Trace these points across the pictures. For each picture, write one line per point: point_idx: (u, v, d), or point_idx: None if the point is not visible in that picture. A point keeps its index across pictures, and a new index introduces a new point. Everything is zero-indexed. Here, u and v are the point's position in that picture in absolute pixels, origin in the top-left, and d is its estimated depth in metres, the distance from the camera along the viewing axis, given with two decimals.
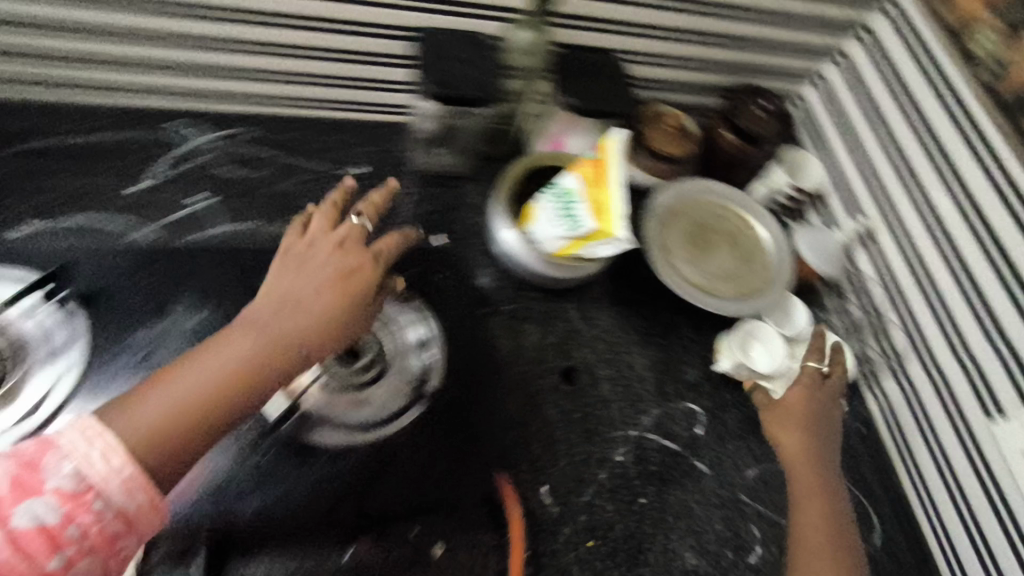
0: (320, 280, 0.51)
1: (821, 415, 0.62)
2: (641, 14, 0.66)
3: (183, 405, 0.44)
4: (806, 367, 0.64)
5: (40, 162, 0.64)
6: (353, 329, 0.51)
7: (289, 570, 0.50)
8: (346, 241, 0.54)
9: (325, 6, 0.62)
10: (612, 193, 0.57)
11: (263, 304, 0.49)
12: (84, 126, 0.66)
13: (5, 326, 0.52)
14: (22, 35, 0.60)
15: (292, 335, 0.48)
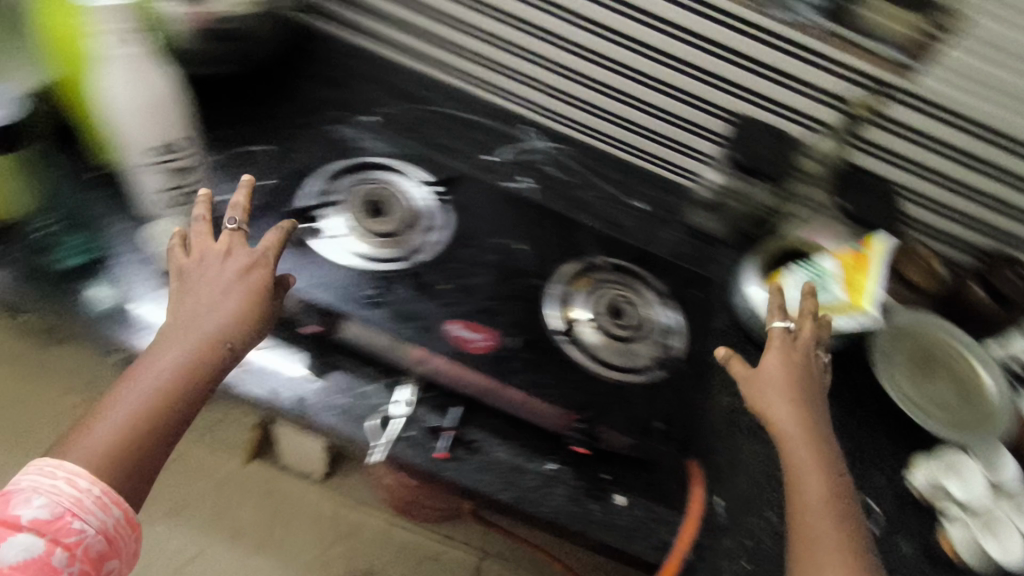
0: (222, 287, 0.53)
1: (793, 374, 0.59)
2: (932, 160, 0.77)
3: (126, 423, 0.45)
4: (775, 331, 0.62)
5: (437, 120, 0.88)
6: (265, 319, 0.54)
7: (511, 450, 0.62)
8: (239, 245, 0.56)
9: (673, 75, 0.78)
10: (872, 280, 0.70)
11: (173, 319, 0.51)
12: (469, 109, 0.90)
13: (409, 198, 0.71)
14: (466, 37, 0.84)
15: (212, 336, 0.50)
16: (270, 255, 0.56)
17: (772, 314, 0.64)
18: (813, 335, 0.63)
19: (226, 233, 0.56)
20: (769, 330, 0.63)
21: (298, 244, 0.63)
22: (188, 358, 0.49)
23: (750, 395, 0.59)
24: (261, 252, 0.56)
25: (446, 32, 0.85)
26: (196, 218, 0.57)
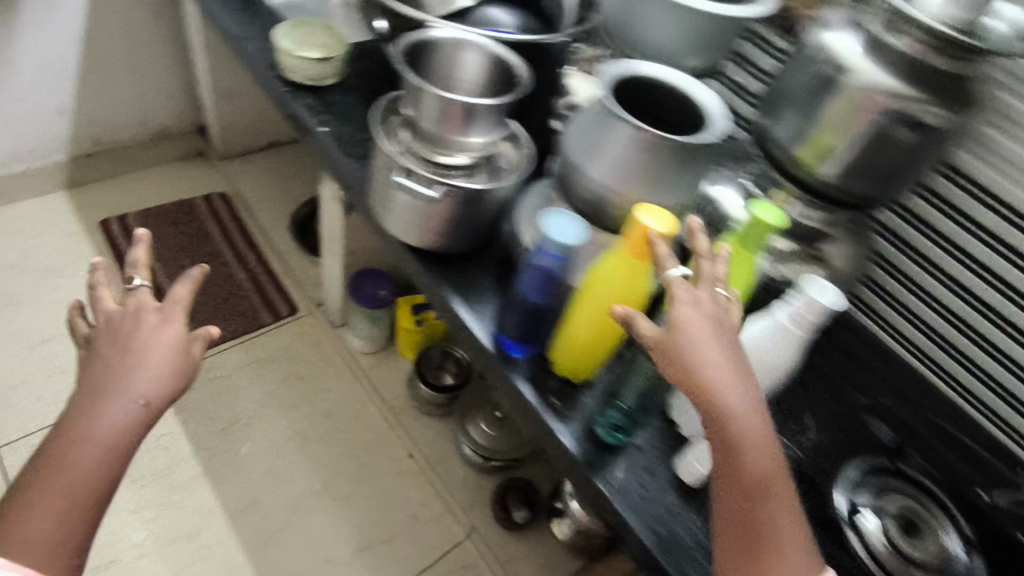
0: (132, 347, 0.69)
1: (709, 328, 0.60)
2: None
3: (43, 500, 0.61)
4: (675, 280, 0.61)
5: (927, 434, 0.82)
6: (185, 361, 0.72)
7: None
8: (148, 305, 0.73)
9: None
10: None
11: (81, 394, 0.67)
12: (969, 431, 0.83)
13: (939, 536, 0.71)
14: (1004, 372, 0.81)
15: (120, 400, 0.66)
16: (182, 303, 0.74)
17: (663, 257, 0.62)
18: (712, 276, 0.63)
19: (144, 292, 0.74)
20: (665, 279, 0.61)
21: (827, 527, 0.69)
22: (95, 428, 0.65)
23: (672, 358, 0.60)
24: (170, 303, 0.73)
25: (990, 365, 0.82)
26: (102, 284, 0.74)
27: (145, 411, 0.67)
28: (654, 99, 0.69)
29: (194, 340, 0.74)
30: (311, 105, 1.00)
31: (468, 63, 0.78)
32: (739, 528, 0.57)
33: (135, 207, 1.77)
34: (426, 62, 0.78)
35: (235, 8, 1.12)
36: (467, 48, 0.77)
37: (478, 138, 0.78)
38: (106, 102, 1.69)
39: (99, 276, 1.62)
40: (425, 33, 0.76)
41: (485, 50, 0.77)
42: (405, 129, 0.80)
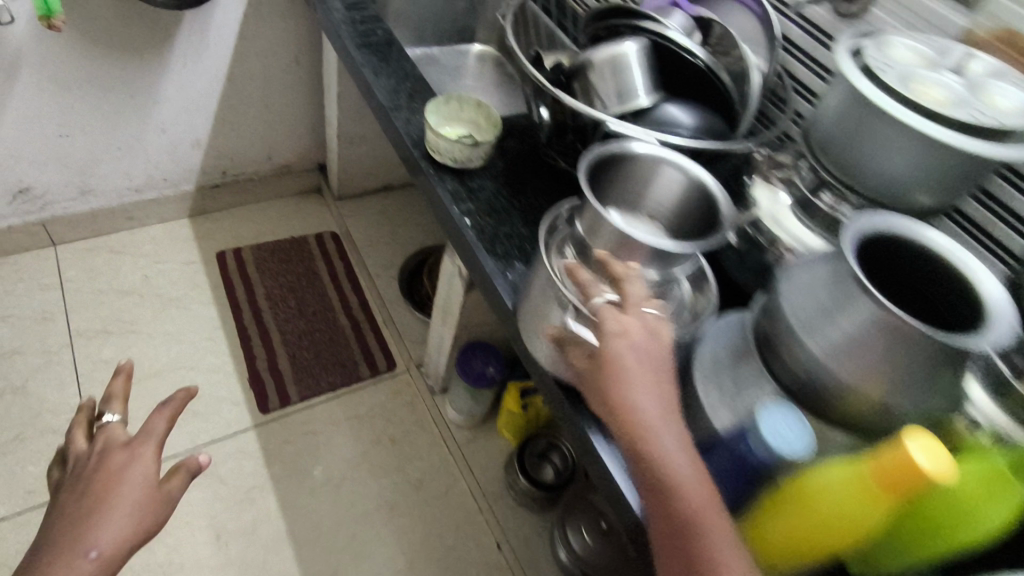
0: (95, 490, 0.68)
1: (641, 361, 0.59)
2: None
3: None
4: (601, 308, 0.62)
5: None
6: (156, 496, 0.71)
7: None
8: (117, 446, 0.73)
9: None
10: None
11: (37, 550, 0.65)
12: None
13: None
14: None
15: (76, 547, 0.63)
16: (153, 440, 0.75)
17: (591, 289, 0.64)
18: (640, 301, 0.63)
19: (114, 432, 0.75)
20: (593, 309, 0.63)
21: None
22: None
23: (603, 394, 0.59)
24: (139, 439, 0.74)
25: None
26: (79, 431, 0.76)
27: (106, 556, 0.64)
28: (899, 267, 0.56)
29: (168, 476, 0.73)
30: (455, 189, 0.92)
31: (660, 181, 0.68)
32: (670, 564, 0.53)
33: (251, 242, 1.78)
34: (612, 174, 0.68)
35: (383, 74, 1.07)
36: (664, 165, 0.67)
37: (659, 275, 0.65)
38: (237, 137, 1.70)
39: (210, 311, 1.62)
40: (620, 145, 0.66)
41: (685, 171, 0.66)
42: (572, 245, 0.71)
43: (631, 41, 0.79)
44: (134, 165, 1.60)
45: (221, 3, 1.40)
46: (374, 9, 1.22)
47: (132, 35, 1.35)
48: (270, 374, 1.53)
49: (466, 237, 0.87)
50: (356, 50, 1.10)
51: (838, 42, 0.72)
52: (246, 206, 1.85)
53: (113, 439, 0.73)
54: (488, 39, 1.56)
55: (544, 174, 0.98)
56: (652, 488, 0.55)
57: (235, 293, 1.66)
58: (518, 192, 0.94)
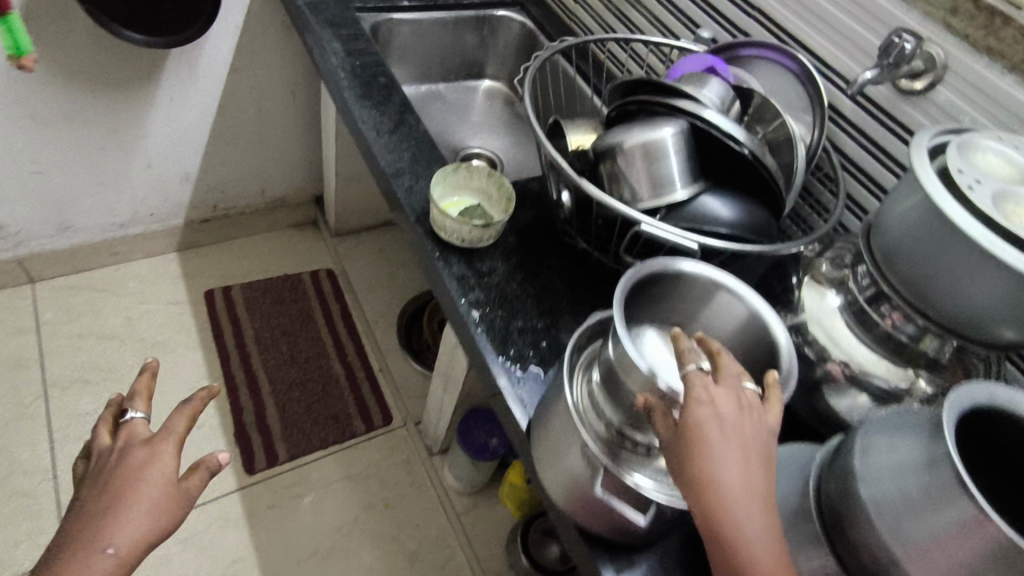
0: (111, 489, 0.58)
1: (731, 438, 0.48)
2: None
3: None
4: (691, 371, 0.51)
5: None
6: (173, 500, 0.60)
7: None
8: (137, 440, 0.63)
9: None
10: None
11: (50, 549, 0.56)
12: None
13: None
14: None
15: (85, 550, 0.55)
16: (175, 433, 0.64)
17: (682, 349, 0.53)
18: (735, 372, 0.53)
19: (135, 426, 0.65)
20: (684, 373, 0.52)
21: None
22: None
23: (680, 466, 0.49)
24: (160, 434, 0.63)
25: None
26: (100, 424, 0.66)
27: (120, 561, 0.55)
28: (987, 434, 0.49)
29: (190, 473, 0.62)
30: (463, 273, 0.82)
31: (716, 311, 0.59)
32: None
33: (242, 279, 1.69)
34: (655, 290, 0.60)
35: (386, 132, 0.97)
36: (719, 289, 0.58)
37: None
38: (229, 171, 1.60)
39: (196, 358, 1.52)
40: (665, 262, 0.58)
41: (746, 302, 0.57)
42: (600, 366, 0.63)
43: (669, 126, 0.69)
44: (118, 199, 1.50)
45: (211, 34, 1.29)
46: (377, 52, 1.12)
47: (114, 68, 1.24)
48: (258, 429, 1.43)
49: (473, 332, 0.77)
50: (357, 103, 1.01)
51: (913, 141, 0.62)
52: (238, 239, 1.75)
53: (133, 434, 0.63)
54: (497, 75, 1.46)
55: (560, 252, 0.88)
56: None
57: (224, 337, 1.56)
58: (532, 275, 0.85)
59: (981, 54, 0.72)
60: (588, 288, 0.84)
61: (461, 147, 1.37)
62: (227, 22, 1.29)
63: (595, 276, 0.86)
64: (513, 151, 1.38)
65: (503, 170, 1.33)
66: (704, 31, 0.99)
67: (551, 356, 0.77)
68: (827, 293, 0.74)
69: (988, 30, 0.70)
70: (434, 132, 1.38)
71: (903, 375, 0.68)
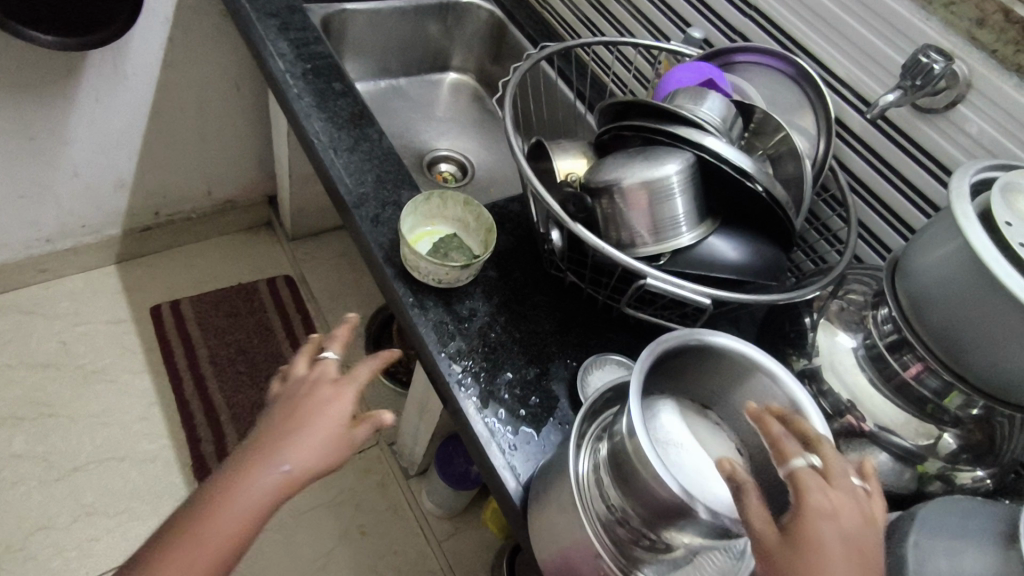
0: (298, 412, 0.62)
1: (851, 556, 0.41)
2: None
3: (167, 564, 0.55)
4: (801, 470, 0.44)
5: None
6: (341, 444, 0.62)
7: None
8: (327, 375, 0.65)
9: None
10: None
11: (255, 436, 0.62)
12: None
13: None
14: None
15: (275, 457, 0.59)
16: (359, 381, 0.65)
17: (786, 441, 0.46)
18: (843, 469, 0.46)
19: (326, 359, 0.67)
20: (791, 471, 0.44)
21: None
22: (235, 494, 0.57)
23: None
24: (347, 378, 0.64)
25: None
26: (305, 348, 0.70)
27: (289, 481, 0.58)
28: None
29: (358, 422, 0.63)
30: (441, 320, 0.73)
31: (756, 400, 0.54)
32: None
33: (191, 292, 1.55)
34: (678, 361, 0.55)
35: (345, 150, 0.86)
36: (754, 371, 0.54)
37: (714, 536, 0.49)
38: (170, 175, 1.45)
39: (144, 384, 1.40)
40: (692, 337, 0.53)
41: (786, 390, 0.51)
42: (606, 441, 0.56)
43: (675, 162, 0.61)
44: (41, 212, 1.34)
45: (137, 27, 1.14)
46: (330, 51, 0.99)
47: (23, 68, 1.08)
48: (218, 460, 1.32)
49: (456, 390, 0.69)
50: (311, 117, 0.89)
51: (956, 175, 0.57)
52: (184, 247, 1.61)
53: (325, 368, 0.65)
54: (463, 66, 1.34)
55: (546, 285, 0.79)
56: None
57: (175, 359, 1.44)
58: (517, 315, 0.76)
59: (1007, 72, 0.65)
60: (579, 327, 0.76)
61: (426, 149, 1.25)
62: (156, 13, 1.13)
63: (586, 312, 0.78)
64: (484, 151, 1.28)
65: (474, 174, 1.23)
66: (693, 32, 0.90)
67: (543, 411, 0.69)
68: (841, 335, 0.68)
69: (1019, 45, 0.64)
70: (389, 135, 1.25)
71: (923, 432, 0.62)
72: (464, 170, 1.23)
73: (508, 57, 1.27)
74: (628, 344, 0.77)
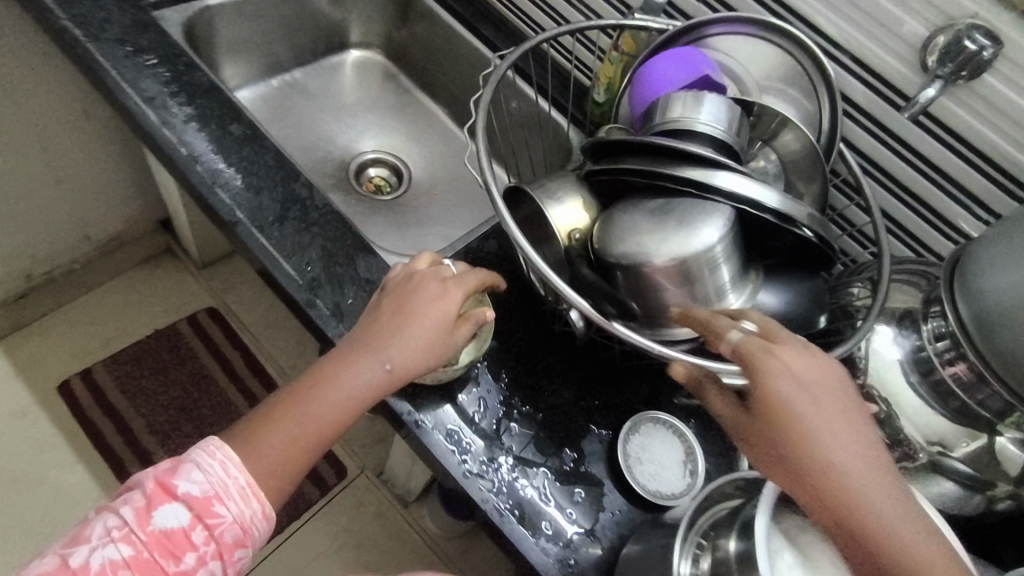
0: (403, 308, 0.60)
1: (811, 395, 0.46)
2: None
3: (271, 434, 0.57)
4: (740, 339, 0.48)
5: None
6: (444, 347, 0.61)
7: None
8: (437, 273, 0.63)
9: None
10: None
11: (365, 322, 0.61)
12: None
13: None
14: None
15: (382, 354, 0.59)
16: (464, 285, 0.62)
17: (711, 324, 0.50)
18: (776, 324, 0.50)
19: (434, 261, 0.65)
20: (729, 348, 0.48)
21: None
22: (337, 383, 0.59)
23: (770, 447, 0.46)
24: (454, 278, 0.62)
25: None
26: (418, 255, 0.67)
27: (390, 379, 0.59)
28: None
29: (461, 327, 0.61)
30: (456, 427, 0.63)
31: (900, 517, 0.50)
32: None
33: (102, 354, 1.33)
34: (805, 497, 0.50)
35: (273, 223, 0.69)
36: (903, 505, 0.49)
37: None
38: (32, 232, 1.18)
39: (82, 476, 1.22)
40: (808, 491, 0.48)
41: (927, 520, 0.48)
42: (709, 554, 0.52)
43: (713, 226, 0.51)
44: None
45: None
46: (210, 81, 0.77)
47: None
48: None
49: (495, 517, 0.60)
50: (216, 184, 0.70)
51: None
52: (75, 303, 1.36)
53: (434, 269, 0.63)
54: (366, 40, 1.12)
55: (554, 343, 0.71)
56: (863, 551, 0.42)
57: (108, 439, 1.25)
58: (535, 390, 0.68)
59: None
60: (602, 386, 0.70)
61: (348, 156, 1.06)
62: None
63: (602, 365, 0.71)
64: (415, 143, 1.10)
65: (411, 178, 1.06)
66: None
67: (593, 503, 0.63)
68: (879, 338, 0.66)
69: None
70: (300, 148, 1.03)
71: (963, 433, 0.62)
72: (399, 175, 1.06)
73: (420, 26, 1.06)
74: (653, 392, 0.71)
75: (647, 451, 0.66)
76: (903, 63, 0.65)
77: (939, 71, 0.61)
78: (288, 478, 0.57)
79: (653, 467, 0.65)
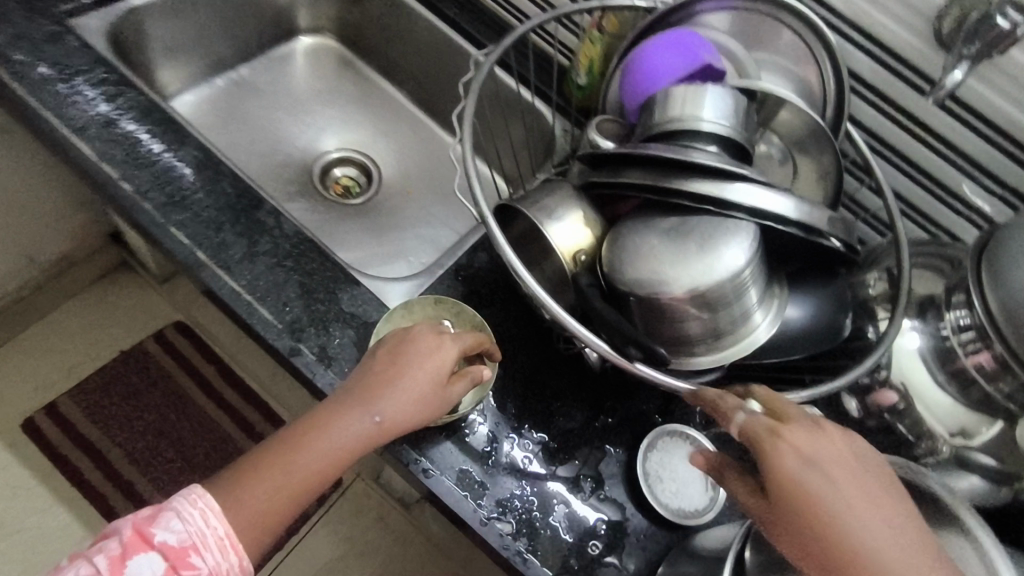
0: (397, 356, 0.55)
1: (831, 472, 0.42)
2: None
3: (252, 483, 0.51)
4: (747, 421, 0.45)
5: None
6: (438, 401, 0.56)
7: None
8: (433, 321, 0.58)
9: None
10: None
11: (357, 372, 0.56)
12: None
13: None
14: None
15: (374, 405, 0.54)
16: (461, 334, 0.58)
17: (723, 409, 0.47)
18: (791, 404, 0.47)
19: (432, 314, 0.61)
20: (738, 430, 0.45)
21: None
22: (326, 431, 0.53)
23: (787, 528, 0.42)
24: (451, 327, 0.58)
25: None
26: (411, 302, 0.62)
27: (380, 432, 0.53)
28: None
29: (457, 381, 0.56)
30: (466, 467, 0.60)
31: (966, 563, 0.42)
32: None
33: (66, 385, 1.25)
34: None
35: (241, 261, 0.62)
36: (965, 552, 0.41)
37: None
38: None
39: (63, 516, 1.16)
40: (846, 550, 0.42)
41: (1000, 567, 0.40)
42: None
43: (739, 246, 0.48)
44: None
45: None
46: (147, 99, 0.68)
47: None
48: None
49: (517, 563, 0.57)
50: (171, 223, 0.62)
51: None
52: (30, 332, 1.27)
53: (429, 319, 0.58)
54: (317, 25, 1.02)
55: (561, 364, 0.66)
56: None
57: (85, 473, 1.19)
58: (546, 418, 0.64)
59: None
60: (613, 402, 0.66)
61: (310, 158, 0.97)
62: None
63: (612, 379, 0.66)
64: (382, 135, 1.01)
65: (382, 177, 0.98)
66: None
67: (615, 533, 0.60)
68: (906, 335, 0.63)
69: None
70: (257, 155, 0.94)
71: (981, 419, 0.61)
72: (369, 174, 0.98)
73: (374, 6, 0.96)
74: (665, 401, 0.67)
75: (666, 468, 0.63)
76: (912, 36, 0.60)
77: (964, 50, 0.55)
78: (263, 537, 0.51)
79: (674, 484, 0.62)
